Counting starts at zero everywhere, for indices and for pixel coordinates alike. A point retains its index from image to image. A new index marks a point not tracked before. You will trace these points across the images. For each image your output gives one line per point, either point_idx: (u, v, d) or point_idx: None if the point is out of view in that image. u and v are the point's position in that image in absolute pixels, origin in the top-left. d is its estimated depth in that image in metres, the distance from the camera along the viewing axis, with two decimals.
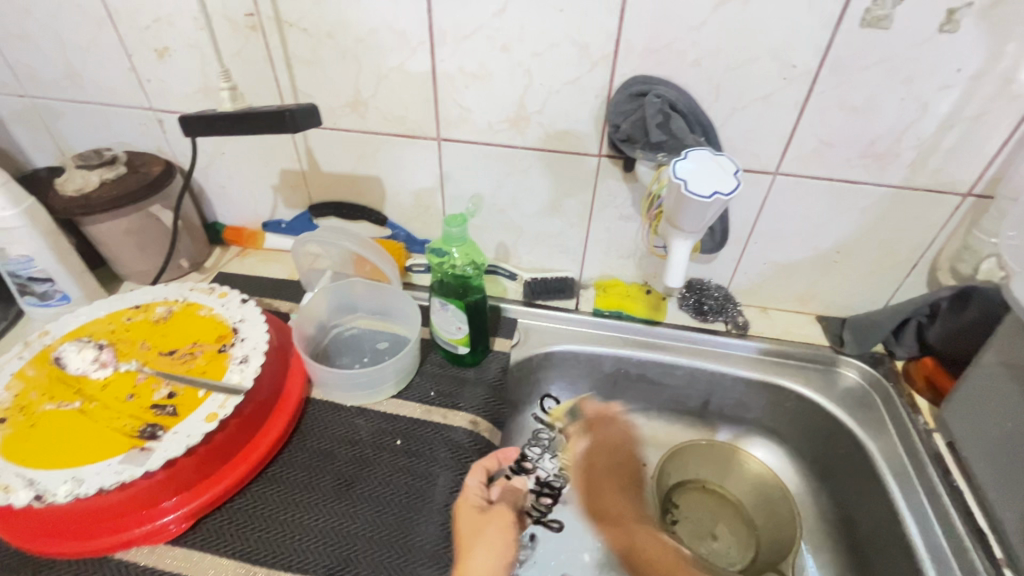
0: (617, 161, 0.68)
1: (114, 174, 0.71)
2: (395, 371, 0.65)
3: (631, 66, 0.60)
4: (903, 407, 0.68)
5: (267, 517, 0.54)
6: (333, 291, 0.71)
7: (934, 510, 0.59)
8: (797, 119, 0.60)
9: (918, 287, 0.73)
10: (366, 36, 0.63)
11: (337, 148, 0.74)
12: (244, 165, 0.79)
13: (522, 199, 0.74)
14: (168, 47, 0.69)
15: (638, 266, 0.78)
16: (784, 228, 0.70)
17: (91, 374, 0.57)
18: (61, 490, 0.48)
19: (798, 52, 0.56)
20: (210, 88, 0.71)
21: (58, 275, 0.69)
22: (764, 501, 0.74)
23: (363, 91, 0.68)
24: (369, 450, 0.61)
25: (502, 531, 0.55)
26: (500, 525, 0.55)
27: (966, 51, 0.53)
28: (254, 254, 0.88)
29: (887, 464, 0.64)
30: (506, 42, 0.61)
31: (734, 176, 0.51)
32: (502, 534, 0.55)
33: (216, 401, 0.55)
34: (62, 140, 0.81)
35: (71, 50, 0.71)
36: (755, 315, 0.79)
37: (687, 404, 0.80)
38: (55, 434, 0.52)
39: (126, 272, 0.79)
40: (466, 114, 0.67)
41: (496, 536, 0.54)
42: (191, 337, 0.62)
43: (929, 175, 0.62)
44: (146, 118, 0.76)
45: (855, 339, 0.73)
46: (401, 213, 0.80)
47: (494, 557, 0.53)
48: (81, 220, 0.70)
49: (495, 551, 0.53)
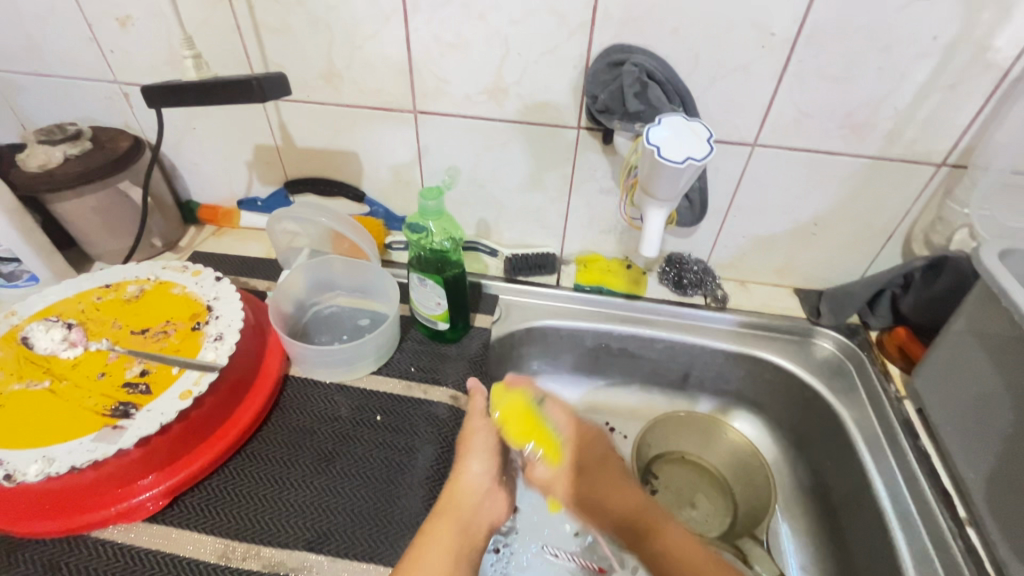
0: (596, 133, 0.67)
1: (79, 150, 0.69)
2: (373, 347, 0.64)
3: (609, 35, 0.59)
4: (876, 376, 0.69)
5: (247, 494, 0.54)
6: (309, 268, 0.70)
7: (903, 474, 0.61)
8: (776, 89, 0.60)
9: (893, 259, 0.73)
10: (337, 3, 0.61)
11: (311, 121, 0.72)
12: (216, 141, 0.77)
13: (502, 173, 0.73)
14: (130, 16, 0.66)
15: (618, 241, 0.78)
16: (763, 201, 0.70)
17: (61, 354, 0.56)
18: (32, 469, 0.47)
19: (777, 19, 0.55)
20: (177, 59, 0.69)
21: (23, 254, 0.67)
22: (741, 471, 0.76)
23: (336, 62, 0.66)
24: (349, 426, 0.60)
25: (480, 444, 0.55)
26: (478, 437, 0.56)
27: (942, 18, 0.53)
28: (231, 233, 0.86)
29: (860, 431, 0.66)
30: (482, 10, 0.59)
31: (707, 142, 0.51)
32: (483, 439, 0.56)
33: (191, 378, 0.54)
34: (24, 114, 0.78)
35: (28, 19, 0.68)
36: (734, 289, 0.80)
37: (668, 377, 0.81)
38: (23, 414, 0.51)
39: (97, 251, 0.77)
40: (443, 86, 0.66)
41: (480, 443, 0.55)
42: (164, 316, 0.61)
43: (905, 145, 0.62)
44: (111, 92, 0.74)
45: (831, 311, 0.74)
46: (379, 189, 0.79)
47: (485, 463, 0.55)
48: (46, 198, 0.68)
49: (483, 462, 0.55)
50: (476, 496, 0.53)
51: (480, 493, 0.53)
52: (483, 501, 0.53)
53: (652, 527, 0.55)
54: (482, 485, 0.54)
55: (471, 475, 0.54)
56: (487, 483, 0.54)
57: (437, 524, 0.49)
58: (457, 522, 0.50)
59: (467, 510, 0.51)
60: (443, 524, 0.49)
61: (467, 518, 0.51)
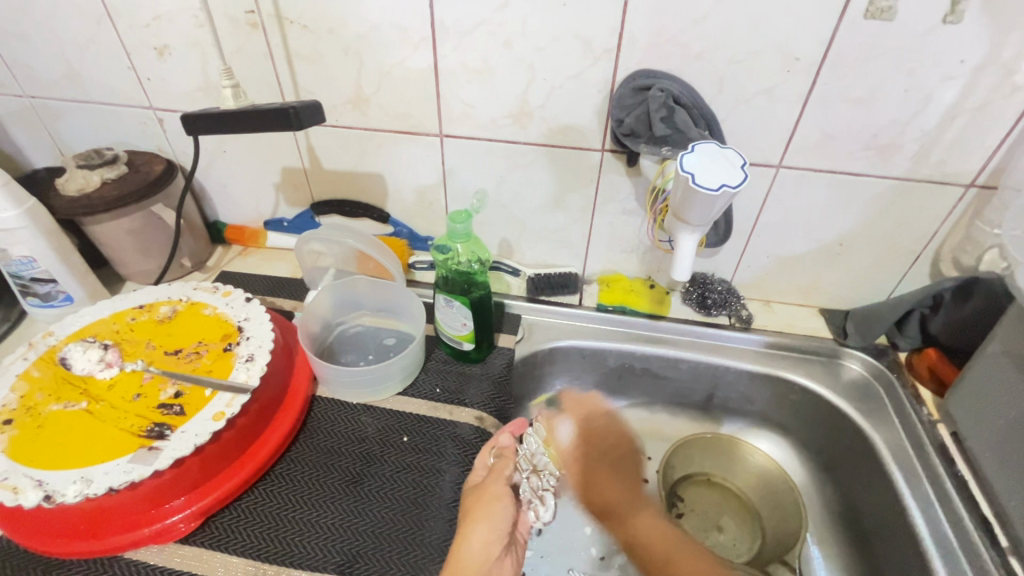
0: (620, 155, 0.67)
1: (115, 173, 0.71)
2: (400, 368, 0.65)
3: (634, 61, 0.60)
4: (906, 398, 0.68)
5: (275, 515, 0.54)
6: (337, 289, 0.71)
7: (940, 502, 0.60)
8: (801, 112, 0.60)
9: (920, 279, 0.73)
10: (367, 32, 0.63)
11: (338, 145, 0.74)
12: (246, 164, 0.79)
13: (525, 195, 0.74)
14: (167, 46, 0.68)
15: (641, 260, 0.78)
16: (787, 222, 0.70)
17: (97, 375, 0.57)
18: (70, 490, 0.48)
19: (802, 45, 0.56)
20: (211, 86, 0.71)
21: (60, 275, 0.68)
22: (768, 493, 0.75)
23: (364, 87, 0.67)
24: (376, 447, 0.61)
25: (490, 508, 0.55)
26: (492, 502, 0.55)
27: (968, 43, 0.53)
28: (256, 253, 0.87)
29: (893, 455, 0.65)
30: (509, 37, 0.60)
31: (741, 168, 0.51)
32: (494, 506, 0.55)
33: (223, 399, 0.55)
34: (61, 139, 0.81)
35: (70, 50, 0.70)
36: (758, 309, 0.80)
37: (692, 398, 0.80)
38: (62, 434, 0.52)
39: (128, 271, 0.79)
40: (469, 110, 0.67)
41: (488, 510, 0.55)
42: (196, 337, 0.62)
43: (932, 166, 0.62)
44: (146, 117, 0.76)
45: (858, 331, 0.74)
46: (403, 210, 0.80)
47: (490, 535, 0.53)
48: (83, 221, 0.70)
49: (492, 530, 0.54)
50: (483, 565, 0.52)
51: (488, 562, 0.52)
52: (492, 569, 0.53)
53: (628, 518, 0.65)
54: (491, 556, 0.53)
55: (480, 545, 0.53)
56: (490, 553, 0.53)
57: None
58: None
59: None
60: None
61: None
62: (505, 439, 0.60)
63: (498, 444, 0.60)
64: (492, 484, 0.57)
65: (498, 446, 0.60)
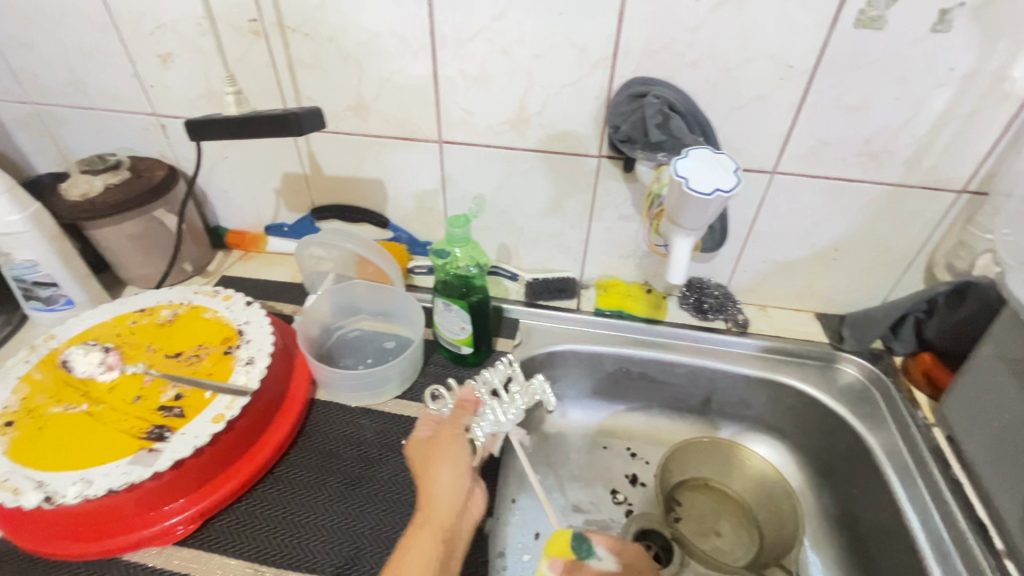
0: (617, 161, 0.68)
1: (118, 179, 0.72)
2: (399, 371, 0.65)
3: (630, 68, 0.61)
4: (902, 402, 0.68)
5: (273, 517, 0.55)
6: (337, 293, 0.72)
7: (936, 505, 0.60)
8: (794, 119, 0.61)
9: (915, 284, 0.73)
10: (367, 40, 0.64)
11: (339, 151, 0.75)
12: (248, 170, 0.80)
13: (523, 200, 0.75)
14: (171, 53, 0.69)
15: (638, 265, 0.79)
16: (782, 227, 0.71)
17: (98, 377, 0.57)
18: (71, 491, 0.48)
19: (795, 54, 0.57)
20: (214, 93, 0.72)
21: (62, 279, 0.69)
22: (765, 497, 0.74)
23: (365, 94, 0.69)
24: (374, 449, 0.61)
25: (450, 447, 0.56)
26: (444, 447, 0.56)
27: (958, 51, 0.54)
28: (257, 257, 0.88)
29: (889, 459, 0.65)
30: (507, 45, 0.62)
31: (734, 173, 0.52)
32: (453, 447, 0.56)
33: (223, 402, 0.55)
34: (65, 146, 0.82)
35: (76, 57, 0.72)
36: (754, 313, 0.80)
37: (689, 402, 0.80)
38: (63, 436, 0.52)
39: (130, 276, 0.80)
40: (467, 116, 0.68)
41: (446, 453, 0.55)
42: (196, 340, 0.62)
43: (924, 172, 0.63)
44: (149, 123, 0.77)
45: (854, 335, 0.74)
46: (403, 215, 0.81)
47: (450, 471, 0.54)
48: (86, 226, 0.71)
49: (455, 467, 0.54)
50: (455, 501, 0.52)
51: (457, 497, 0.53)
52: (464, 505, 0.53)
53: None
54: (458, 493, 0.53)
55: (443, 487, 0.53)
56: (458, 491, 0.53)
57: (425, 534, 0.49)
58: (444, 527, 0.50)
59: (446, 524, 0.50)
60: (431, 531, 0.49)
61: (451, 521, 0.51)
62: (466, 392, 0.60)
63: (459, 400, 0.60)
64: (442, 431, 0.57)
65: (458, 400, 0.60)
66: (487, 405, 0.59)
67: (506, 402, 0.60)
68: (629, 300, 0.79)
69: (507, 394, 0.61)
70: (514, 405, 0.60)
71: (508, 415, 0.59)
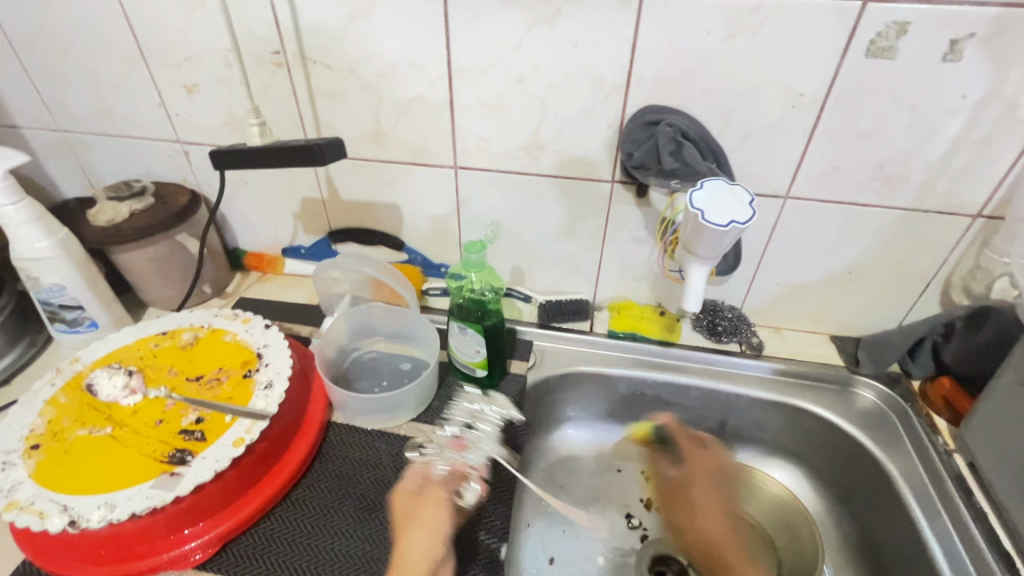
0: (629, 186, 0.69)
1: (143, 205, 0.74)
2: (414, 395, 0.66)
3: (643, 96, 0.62)
4: (922, 427, 0.68)
5: (290, 542, 0.55)
6: (354, 316, 0.73)
7: (958, 534, 0.59)
8: (806, 145, 0.62)
9: (931, 307, 0.73)
10: (386, 71, 0.66)
11: (356, 176, 0.77)
12: (267, 195, 0.82)
13: (537, 224, 0.76)
14: (196, 83, 0.72)
15: (651, 288, 0.79)
16: (795, 250, 0.71)
17: (122, 401, 0.58)
18: (95, 515, 0.49)
19: (805, 83, 0.58)
20: (236, 121, 0.74)
21: (87, 302, 0.71)
22: (783, 522, 0.75)
23: (382, 122, 0.70)
24: (391, 473, 0.61)
25: (434, 510, 0.56)
26: (428, 510, 0.56)
27: (969, 80, 0.55)
28: (274, 279, 0.90)
29: (909, 486, 0.64)
30: (522, 75, 0.63)
31: (750, 205, 0.52)
32: (436, 513, 0.56)
33: (243, 426, 0.56)
34: (92, 172, 0.84)
35: (106, 88, 0.74)
36: (769, 336, 0.80)
37: (704, 425, 0.80)
38: (87, 460, 0.53)
39: (151, 298, 0.81)
40: (483, 143, 0.70)
41: (429, 515, 0.56)
42: (217, 363, 0.63)
43: (938, 197, 0.63)
44: (173, 150, 0.79)
45: (870, 359, 0.74)
46: (417, 238, 0.82)
47: (429, 535, 0.54)
48: (111, 250, 0.73)
49: (434, 533, 0.54)
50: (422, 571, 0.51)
51: (431, 563, 0.52)
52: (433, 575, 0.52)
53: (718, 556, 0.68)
54: (429, 559, 0.52)
55: (419, 550, 0.53)
56: (431, 560, 0.52)
57: None
58: None
59: None
60: None
61: None
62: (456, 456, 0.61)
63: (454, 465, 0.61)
64: (433, 490, 0.58)
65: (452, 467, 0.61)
66: (470, 441, 0.63)
67: (479, 433, 0.64)
68: (644, 322, 0.80)
69: (478, 428, 0.65)
70: (486, 436, 0.64)
71: (487, 444, 0.64)
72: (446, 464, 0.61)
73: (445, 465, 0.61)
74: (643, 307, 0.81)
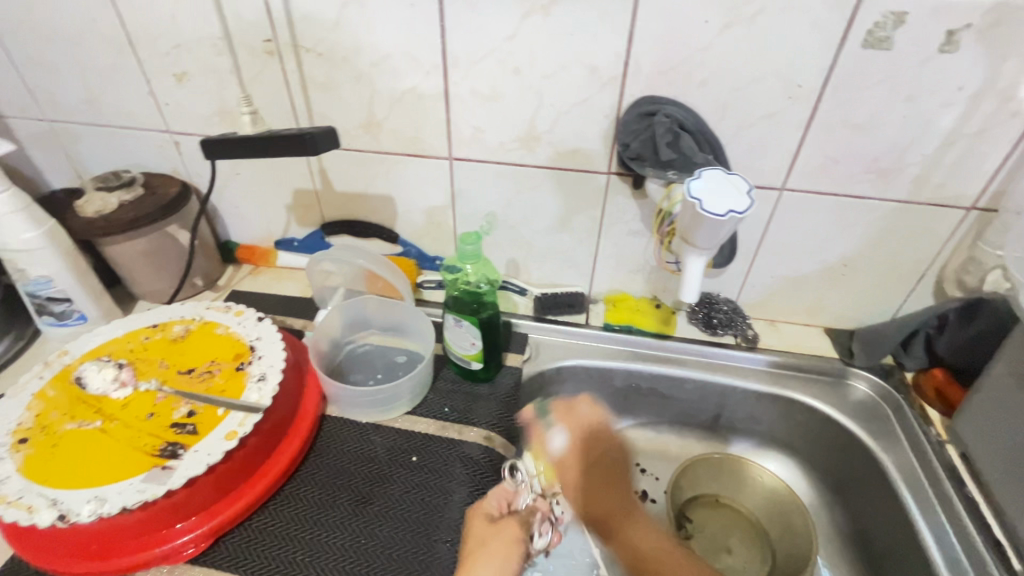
0: (626, 178, 0.69)
1: (132, 196, 0.73)
2: (409, 389, 0.65)
3: (640, 87, 0.62)
4: (915, 419, 0.68)
5: (283, 536, 0.55)
6: (347, 308, 0.72)
7: (950, 524, 0.59)
8: (803, 137, 0.62)
9: (925, 299, 0.73)
10: (379, 60, 0.65)
11: (350, 167, 0.76)
12: (259, 186, 0.81)
13: (533, 216, 0.75)
14: (186, 72, 0.70)
15: (647, 280, 0.79)
16: (791, 243, 0.71)
17: (112, 394, 0.58)
18: (85, 509, 0.48)
19: (802, 74, 0.58)
20: (227, 110, 0.73)
21: (75, 295, 0.69)
22: (777, 514, 0.74)
23: (376, 113, 0.69)
24: (386, 466, 0.61)
25: (508, 544, 0.55)
26: (501, 543, 0.55)
27: (966, 71, 0.55)
28: (267, 271, 0.89)
29: (902, 476, 0.65)
30: (517, 64, 0.62)
31: (748, 195, 0.52)
32: (508, 550, 0.54)
33: (236, 419, 0.56)
34: (79, 163, 0.83)
35: (93, 76, 0.73)
36: (764, 328, 0.80)
37: (699, 418, 0.80)
38: (76, 454, 0.52)
39: (142, 291, 0.80)
40: (478, 134, 0.69)
41: (503, 547, 0.54)
42: (209, 356, 0.62)
43: (933, 189, 0.63)
44: (163, 140, 0.78)
45: (864, 351, 0.73)
46: (412, 231, 0.82)
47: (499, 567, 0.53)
48: (99, 242, 0.72)
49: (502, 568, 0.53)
50: None
51: None
52: None
53: (623, 527, 0.64)
54: None
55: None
56: None
57: None
58: None
59: None
60: None
61: None
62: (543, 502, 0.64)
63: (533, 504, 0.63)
64: (510, 523, 0.57)
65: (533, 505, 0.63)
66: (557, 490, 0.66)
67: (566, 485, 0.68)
68: (641, 313, 0.79)
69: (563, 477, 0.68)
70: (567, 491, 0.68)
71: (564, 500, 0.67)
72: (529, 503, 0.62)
73: (530, 500, 0.63)
74: (640, 300, 0.81)
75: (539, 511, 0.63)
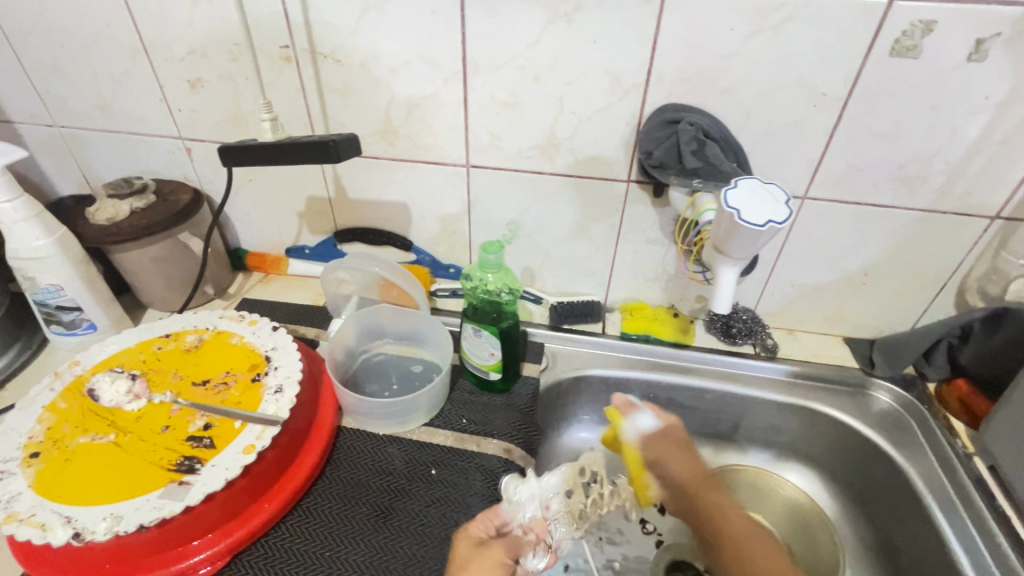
0: (646, 186, 0.68)
1: (144, 203, 0.72)
2: (426, 399, 0.64)
3: (662, 95, 0.61)
4: (940, 430, 0.67)
5: (300, 553, 0.53)
6: (361, 317, 0.71)
7: (983, 537, 0.58)
8: (827, 145, 0.61)
9: (945, 309, 0.73)
10: (397, 66, 0.64)
11: (365, 175, 0.75)
12: (272, 193, 0.80)
13: (550, 224, 0.75)
14: (201, 78, 0.70)
15: (664, 289, 0.78)
16: (811, 252, 0.71)
17: (125, 407, 0.56)
18: (101, 527, 0.47)
19: (827, 82, 0.57)
20: (241, 117, 0.72)
21: (85, 303, 0.68)
22: (799, 528, 0.74)
23: (393, 119, 0.69)
24: (404, 480, 0.60)
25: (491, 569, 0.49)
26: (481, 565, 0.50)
27: (993, 80, 0.54)
28: (278, 280, 0.87)
29: (929, 489, 0.63)
30: (539, 71, 0.62)
31: (786, 205, 0.51)
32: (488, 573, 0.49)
33: (253, 432, 0.54)
34: (88, 169, 0.81)
35: (104, 81, 0.72)
36: (782, 338, 0.79)
37: (718, 428, 0.79)
38: (90, 469, 0.51)
39: (151, 299, 0.79)
40: (497, 141, 0.68)
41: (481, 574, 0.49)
42: (224, 367, 0.61)
43: (957, 198, 0.63)
44: (174, 146, 0.77)
45: (885, 361, 0.73)
46: (427, 238, 0.81)
47: None
48: (110, 249, 0.70)
49: None
50: None
51: None
52: None
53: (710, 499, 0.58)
54: None
55: None
56: None
57: None
58: None
59: None
60: None
61: None
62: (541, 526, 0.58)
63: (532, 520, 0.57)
64: (496, 547, 0.52)
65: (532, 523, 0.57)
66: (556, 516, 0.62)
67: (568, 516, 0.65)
68: (657, 322, 0.79)
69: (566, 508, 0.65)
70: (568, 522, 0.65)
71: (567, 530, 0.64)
72: (524, 523, 0.56)
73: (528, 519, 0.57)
74: (657, 308, 0.80)
75: (533, 532, 0.56)
